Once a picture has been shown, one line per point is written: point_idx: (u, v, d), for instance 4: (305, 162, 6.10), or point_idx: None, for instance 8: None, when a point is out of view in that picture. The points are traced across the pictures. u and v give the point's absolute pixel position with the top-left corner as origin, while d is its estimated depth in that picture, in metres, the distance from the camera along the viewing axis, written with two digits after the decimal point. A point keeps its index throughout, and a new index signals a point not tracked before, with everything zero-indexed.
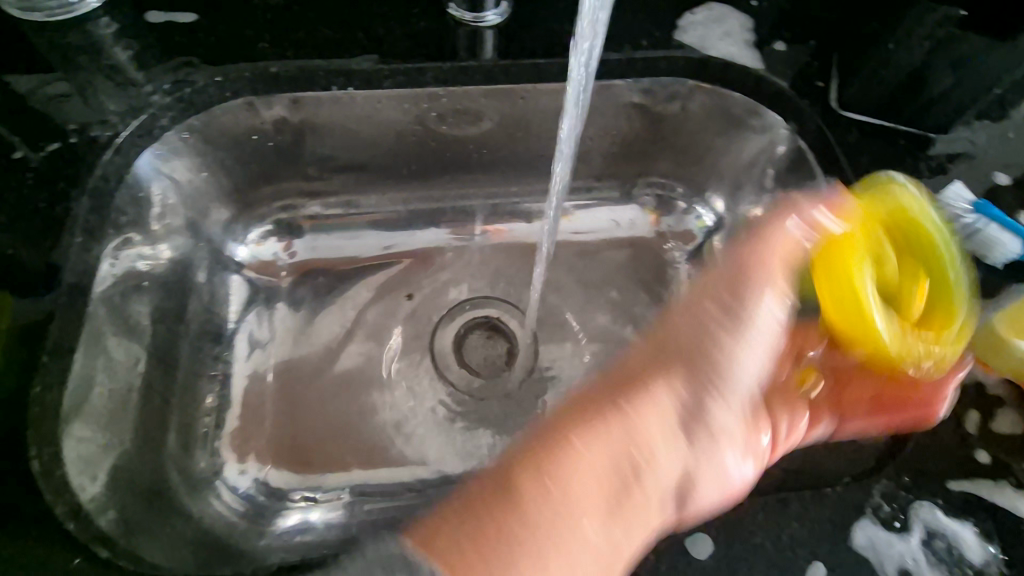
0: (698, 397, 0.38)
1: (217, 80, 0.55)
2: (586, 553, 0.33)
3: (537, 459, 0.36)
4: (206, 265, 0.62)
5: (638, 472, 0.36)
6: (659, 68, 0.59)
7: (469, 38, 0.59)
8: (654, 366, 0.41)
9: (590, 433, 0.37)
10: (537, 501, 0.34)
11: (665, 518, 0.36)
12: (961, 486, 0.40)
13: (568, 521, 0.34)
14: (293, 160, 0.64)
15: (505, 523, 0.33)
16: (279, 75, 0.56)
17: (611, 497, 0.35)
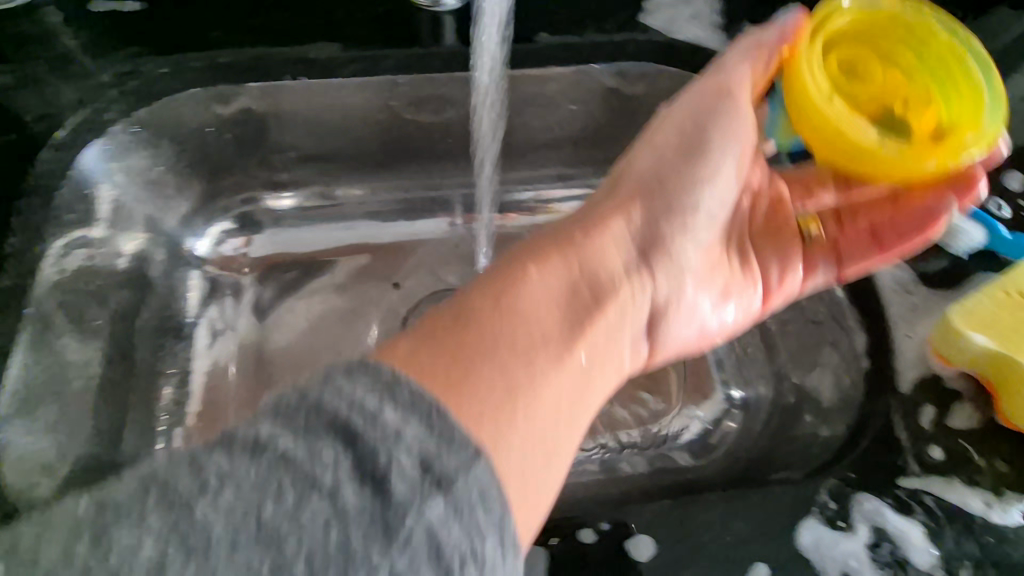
0: (663, 219, 0.42)
1: (164, 71, 0.54)
2: (551, 353, 0.31)
3: (490, 280, 0.33)
4: (164, 258, 0.61)
5: (598, 290, 0.36)
6: (623, 53, 0.57)
7: (432, 24, 0.57)
8: (619, 207, 0.41)
9: (548, 255, 0.36)
10: (495, 318, 0.30)
11: (636, 324, 0.39)
12: (913, 483, 0.39)
13: (531, 318, 0.31)
14: (253, 150, 0.62)
15: (466, 342, 0.29)
16: (231, 65, 0.55)
17: (569, 300, 0.34)
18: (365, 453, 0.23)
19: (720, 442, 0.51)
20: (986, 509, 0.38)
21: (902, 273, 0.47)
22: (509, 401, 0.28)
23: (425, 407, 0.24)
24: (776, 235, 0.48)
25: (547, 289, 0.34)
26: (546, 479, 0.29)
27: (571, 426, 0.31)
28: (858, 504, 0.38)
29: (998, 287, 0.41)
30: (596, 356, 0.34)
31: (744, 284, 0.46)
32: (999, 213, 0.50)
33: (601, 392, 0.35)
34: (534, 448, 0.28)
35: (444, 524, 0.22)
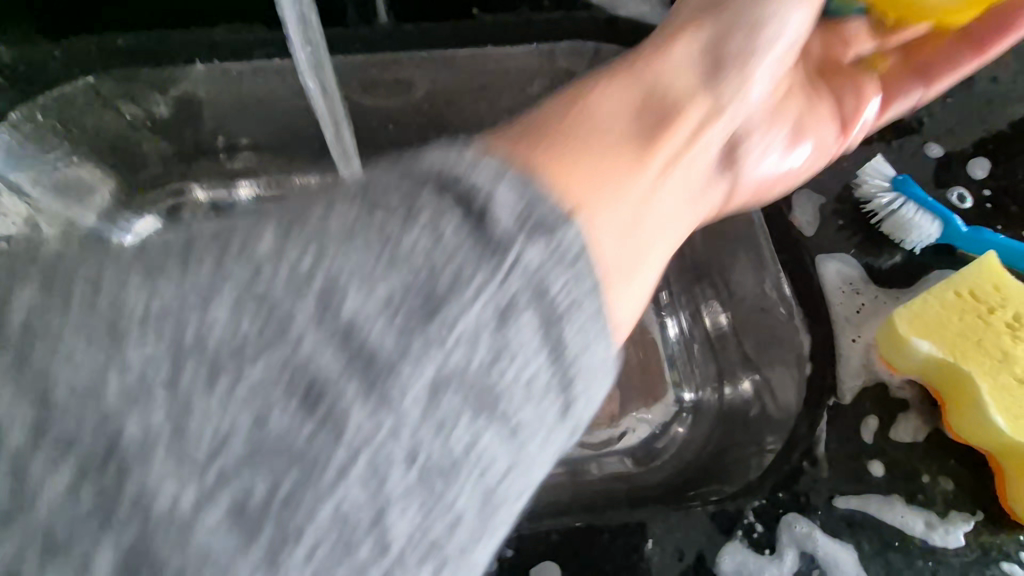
0: (723, 51, 0.37)
1: (57, 55, 0.50)
2: (628, 159, 0.30)
3: (564, 103, 0.32)
4: None
5: (668, 113, 0.34)
6: (560, 32, 0.53)
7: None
8: (673, 40, 0.37)
9: (619, 81, 0.34)
10: (575, 126, 0.31)
11: (708, 153, 0.36)
12: (848, 503, 0.36)
13: (602, 131, 0.31)
14: (179, 138, 0.57)
15: (557, 126, 0.30)
16: (131, 49, 0.51)
17: (636, 118, 0.33)
18: (470, 192, 0.22)
19: (665, 448, 0.45)
20: (925, 530, 0.35)
21: (851, 270, 0.43)
22: (627, 171, 0.30)
23: (537, 188, 0.23)
24: (834, 86, 0.44)
25: (615, 105, 0.33)
26: (635, 273, 0.28)
27: (653, 235, 0.30)
28: (788, 527, 0.36)
29: (949, 285, 0.37)
30: (676, 166, 0.33)
31: (812, 130, 0.42)
32: (960, 204, 0.47)
33: (682, 216, 0.34)
34: (630, 189, 0.29)
35: (552, 267, 0.21)
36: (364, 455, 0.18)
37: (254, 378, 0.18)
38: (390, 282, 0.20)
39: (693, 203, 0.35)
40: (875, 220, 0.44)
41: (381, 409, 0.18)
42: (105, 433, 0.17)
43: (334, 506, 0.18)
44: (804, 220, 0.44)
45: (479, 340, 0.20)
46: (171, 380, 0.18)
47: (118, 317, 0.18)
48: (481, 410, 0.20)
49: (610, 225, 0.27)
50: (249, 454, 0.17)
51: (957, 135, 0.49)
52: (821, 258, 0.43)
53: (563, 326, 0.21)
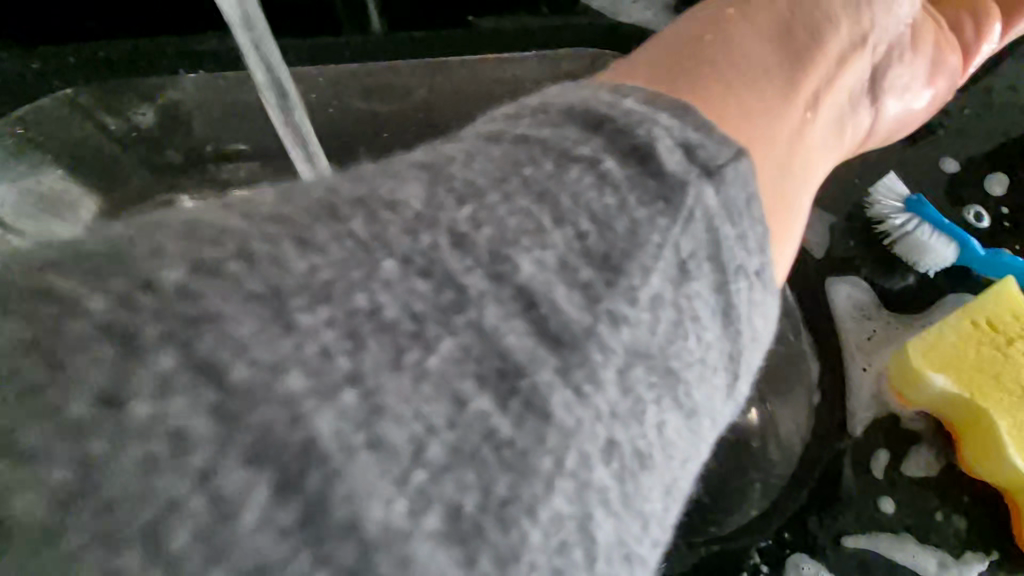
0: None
1: (32, 67, 0.48)
2: (780, 83, 0.27)
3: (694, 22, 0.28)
4: None
5: (815, 28, 0.29)
6: (560, 40, 0.51)
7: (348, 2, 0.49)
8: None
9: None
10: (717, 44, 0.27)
11: (854, 81, 0.31)
12: (858, 541, 0.35)
13: (750, 51, 0.27)
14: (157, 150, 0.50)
15: (701, 54, 0.26)
16: (109, 59, 0.48)
17: (784, 31, 0.28)
18: (625, 130, 0.18)
19: None
20: (938, 570, 0.34)
21: (862, 294, 0.41)
22: (770, 105, 0.26)
23: (696, 120, 0.20)
24: (946, 16, 0.39)
25: (754, 22, 0.28)
26: (792, 208, 0.26)
27: (805, 168, 0.27)
28: (796, 568, 0.35)
29: (967, 314, 0.36)
30: (827, 89, 0.29)
31: (939, 65, 0.37)
32: (976, 223, 0.45)
33: (830, 146, 0.30)
34: (776, 125, 0.26)
35: (723, 217, 0.18)
36: (568, 450, 0.14)
37: (448, 350, 0.14)
38: (557, 241, 0.16)
39: (841, 132, 0.31)
40: (888, 243, 0.42)
41: (583, 388, 0.15)
42: (293, 442, 0.12)
43: (550, 523, 0.14)
44: (813, 241, 0.43)
45: (665, 305, 0.16)
46: (352, 349, 0.13)
47: (287, 251, 0.14)
48: (667, 390, 0.16)
49: (761, 162, 0.24)
50: (454, 456, 0.13)
51: (974, 149, 0.47)
52: (831, 282, 0.42)
53: (735, 283, 0.18)
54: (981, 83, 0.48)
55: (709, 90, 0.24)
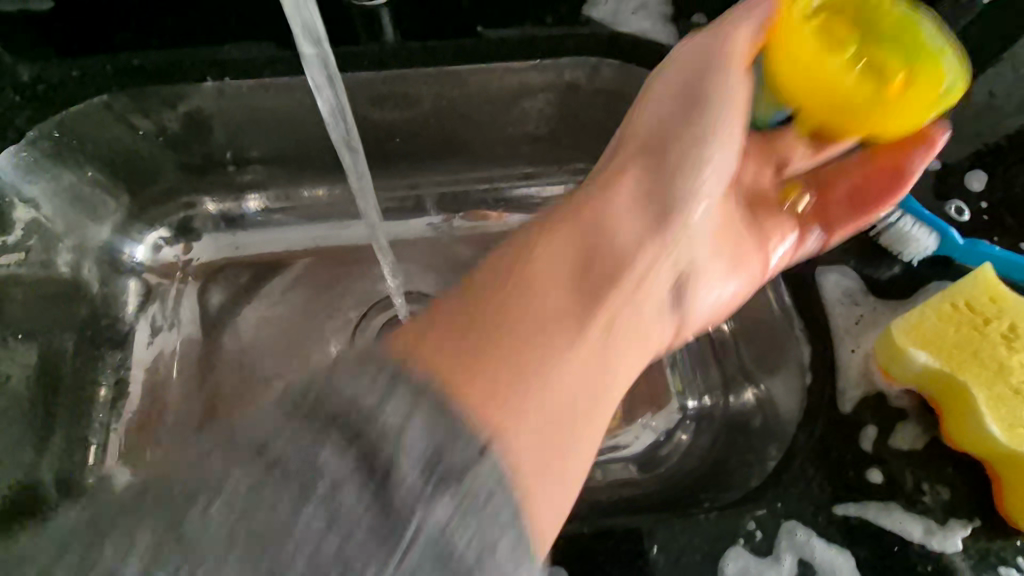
0: (655, 198, 0.42)
1: (72, 75, 0.51)
2: (575, 332, 0.34)
3: (504, 277, 0.35)
4: (96, 271, 0.59)
5: (606, 273, 0.38)
6: (565, 48, 0.54)
7: (366, 21, 0.55)
8: (621, 201, 0.42)
9: (561, 235, 0.39)
10: (518, 298, 0.34)
11: (655, 290, 0.40)
12: (849, 509, 0.37)
13: (548, 305, 0.34)
14: (198, 151, 0.60)
15: (472, 320, 0.32)
16: (142, 67, 0.52)
17: (572, 279, 0.36)
18: (379, 440, 0.25)
19: (668, 455, 0.50)
20: (924, 536, 0.36)
21: (851, 282, 0.44)
22: (522, 368, 0.31)
23: (433, 398, 0.27)
24: (754, 217, 0.49)
25: (541, 270, 0.36)
26: (543, 492, 0.29)
27: (598, 411, 0.34)
28: (789, 534, 0.37)
29: (946, 297, 0.39)
30: (608, 332, 0.36)
31: (765, 228, 0.48)
32: (958, 217, 0.48)
33: (623, 373, 0.38)
34: (531, 401, 0.30)
35: (408, 460, 0.25)
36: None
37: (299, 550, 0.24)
38: (312, 509, 0.24)
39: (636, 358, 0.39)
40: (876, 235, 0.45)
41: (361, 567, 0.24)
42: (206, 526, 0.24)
43: None
44: None
45: None
46: (239, 494, 0.25)
47: None
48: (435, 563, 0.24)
49: (509, 428, 0.28)
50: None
51: (954, 147, 0.50)
52: (821, 271, 0.45)
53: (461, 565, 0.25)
54: None
55: (459, 376, 0.29)
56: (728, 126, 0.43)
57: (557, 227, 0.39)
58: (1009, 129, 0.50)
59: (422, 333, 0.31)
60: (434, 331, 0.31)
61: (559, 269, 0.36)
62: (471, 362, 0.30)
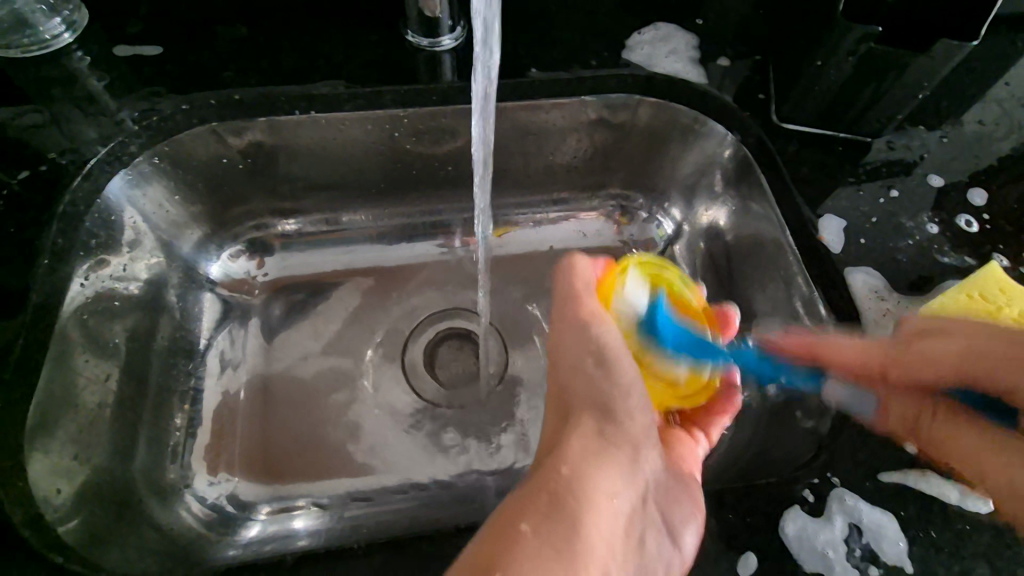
0: (618, 439, 0.40)
1: (183, 108, 0.59)
2: None
3: (487, 551, 0.32)
4: (178, 283, 0.64)
5: (593, 552, 0.33)
6: (611, 85, 0.61)
7: (430, 63, 0.62)
8: (584, 448, 0.38)
9: (539, 513, 0.33)
10: (514, 560, 0.31)
11: (646, 546, 0.36)
12: (892, 477, 0.42)
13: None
14: (275, 175, 0.66)
15: None
16: (242, 100, 0.59)
17: (564, 556, 0.31)
18: None
19: (714, 448, 0.56)
20: (960, 498, 0.41)
21: (876, 282, 0.51)
22: None
23: None
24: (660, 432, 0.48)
25: (527, 544, 0.32)
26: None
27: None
28: (839, 499, 0.41)
29: (962, 289, 0.45)
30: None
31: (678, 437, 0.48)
32: (967, 228, 0.54)
33: None
34: None
35: None
36: None
37: None
38: None
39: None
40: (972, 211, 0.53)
41: None
42: None
43: None
44: (830, 240, 0.53)
45: None
46: None
47: None
48: None
49: None
50: None
51: (955, 169, 0.57)
52: (851, 272, 0.52)
53: None
54: (951, 119, 0.59)
55: None
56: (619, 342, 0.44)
57: (542, 493, 0.35)
58: (1001, 152, 0.58)
59: None
60: None
61: (544, 543, 0.32)
62: None
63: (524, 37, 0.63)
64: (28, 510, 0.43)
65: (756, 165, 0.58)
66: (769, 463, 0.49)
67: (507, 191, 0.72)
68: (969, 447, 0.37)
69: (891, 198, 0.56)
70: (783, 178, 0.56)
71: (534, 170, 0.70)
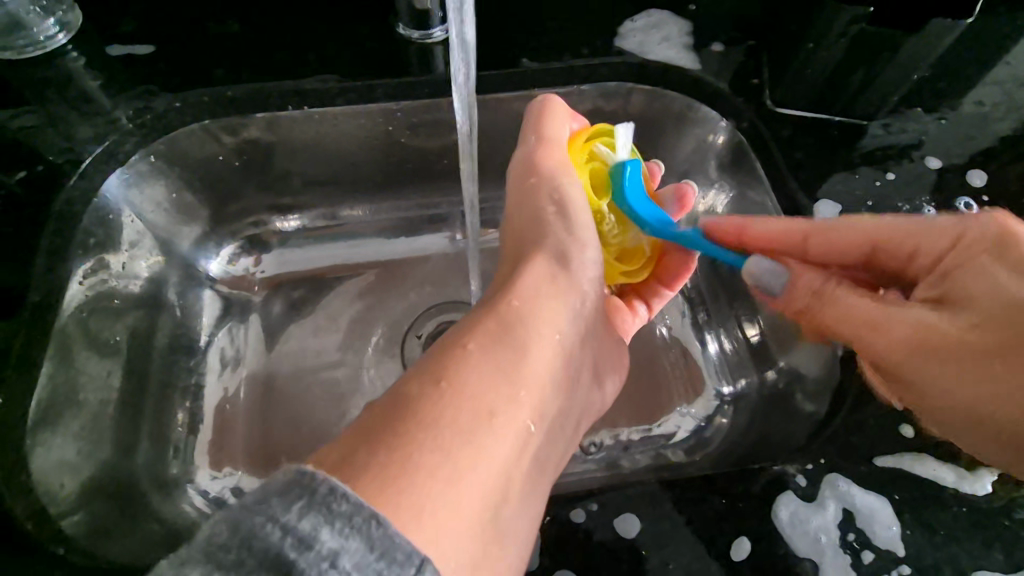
0: (567, 283, 0.49)
1: (176, 106, 0.59)
2: (505, 413, 0.37)
3: (437, 364, 0.39)
4: (177, 281, 0.65)
5: (531, 370, 0.41)
6: (603, 73, 0.61)
7: (422, 55, 0.62)
8: (535, 285, 0.47)
9: (487, 337, 0.42)
10: (460, 366, 0.39)
11: (576, 369, 0.47)
12: (888, 462, 0.42)
13: (471, 382, 0.38)
14: (271, 171, 0.67)
15: (410, 416, 0.34)
16: (235, 97, 0.60)
17: (503, 370, 0.40)
18: None
19: (712, 436, 0.57)
20: (957, 481, 0.41)
21: None
22: (447, 471, 0.32)
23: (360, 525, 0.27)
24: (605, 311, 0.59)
25: (471, 354, 0.40)
26: (503, 524, 0.34)
27: (530, 489, 0.38)
28: (832, 486, 0.41)
29: None
30: (539, 420, 0.40)
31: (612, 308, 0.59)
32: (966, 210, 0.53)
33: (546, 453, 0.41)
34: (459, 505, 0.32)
35: None
36: None
37: None
38: None
39: (558, 407, 0.43)
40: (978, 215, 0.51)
41: None
42: None
43: None
44: None
45: None
46: None
47: None
48: None
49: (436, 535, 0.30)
50: None
51: (953, 150, 0.56)
52: None
53: None
54: (949, 101, 0.59)
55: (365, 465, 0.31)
56: (577, 206, 0.52)
57: (493, 317, 0.44)
58: (1000, 133, 0.57)
59: (353, 433, 0.34)
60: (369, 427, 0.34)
61: (481, 352, 0.40)
62: (394, 470, 0.31)
63: (516, 27, 0.63)
64: (32, 504, 0.44)
65: (750, 150, 0.58)
66: (764, 448, 0.49)
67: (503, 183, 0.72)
68: (865, 306, 0.42)
69: (887, 181, 0.55)
70: (778, 163, 0.56)
71: None
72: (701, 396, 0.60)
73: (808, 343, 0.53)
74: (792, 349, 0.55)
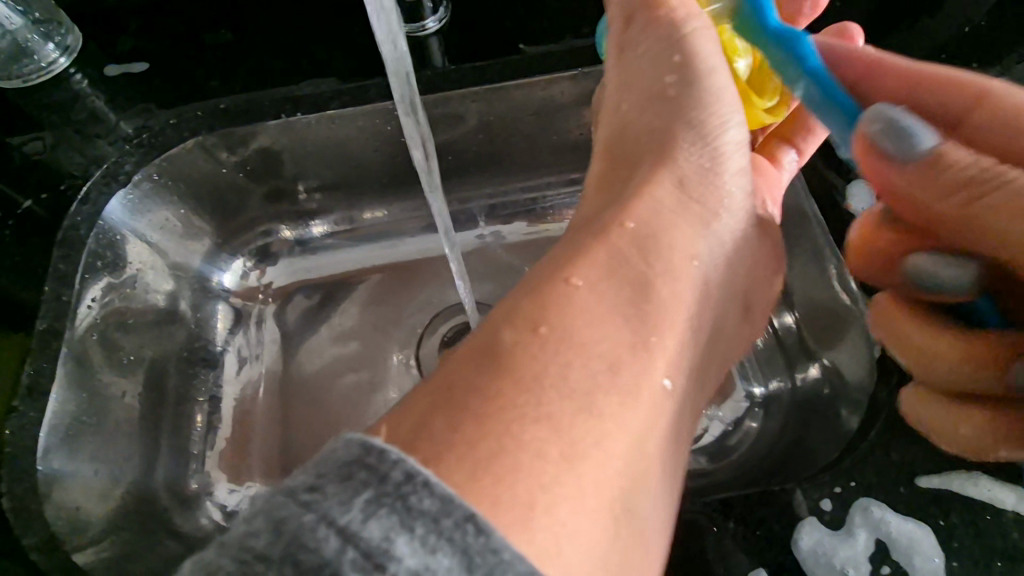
0: (696, 189, 0.42)
1: (171, 123, 0.59)
2: (631, 364, 0.32)
3: (538, 304, 0.34)
4: (189, 295, 0.65)
5: (660, 317, 0.35)
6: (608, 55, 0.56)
7: (417, 48, 0.59)
8: (649, 204, 0.41)
9: (599, 271, 0.36)
10: (573, 300, 0.34)
11: (714, 302, 0.41)
12: (934, 482, 0.38)
13: (586, 325, 0.33)
14: (278, 180, 0.66)
15: (513, 368, 0.30)
16: (228, 109, 0.59)
17: (624, 314, 0.34)
18: None
19: (737, 444, 0.52)
20: (1018, 502, 0.37)
21: None
22: (565, 454, 0.28)
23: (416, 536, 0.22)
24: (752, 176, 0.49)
25: (587, 288, 0.35)
26: (641, 515, 0.30)
27: (667, 454, 0.33)
28: (864, 511, 0.37)
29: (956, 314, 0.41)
30: (674, 374, 0.34)
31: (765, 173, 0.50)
32: None
33: (684, 416, 0.35)
34: (580, 501, 0.27)
35: None
36: None
37: None
38: None
39: (697, 357, 0.38)
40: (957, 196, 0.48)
41: None
42: None
43: None
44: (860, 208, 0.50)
45: None
46: None
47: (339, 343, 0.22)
48: None
49: (551, 531, 0.26)
50: None
51: None
52: None
53: None
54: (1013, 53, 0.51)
55: (456, 433, 0.27)
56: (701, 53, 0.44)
57: (604, 240, 0.38)
58: None
59: (445, 386, 0.30)
60: (464, 378, 0.30)
61: (596, 285, 0.35)
62: (491, 445, 0.27)
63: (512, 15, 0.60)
64: (44, 532, 0.45)
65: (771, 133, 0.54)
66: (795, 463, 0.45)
67: (515, 177, 0.68)
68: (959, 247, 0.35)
69: None
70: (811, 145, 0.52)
71: (539, 152, 0.66)
72: (730, 398, 0.54)
73: (851, 342, 0.48)
74: (832, 348, 0.50)
